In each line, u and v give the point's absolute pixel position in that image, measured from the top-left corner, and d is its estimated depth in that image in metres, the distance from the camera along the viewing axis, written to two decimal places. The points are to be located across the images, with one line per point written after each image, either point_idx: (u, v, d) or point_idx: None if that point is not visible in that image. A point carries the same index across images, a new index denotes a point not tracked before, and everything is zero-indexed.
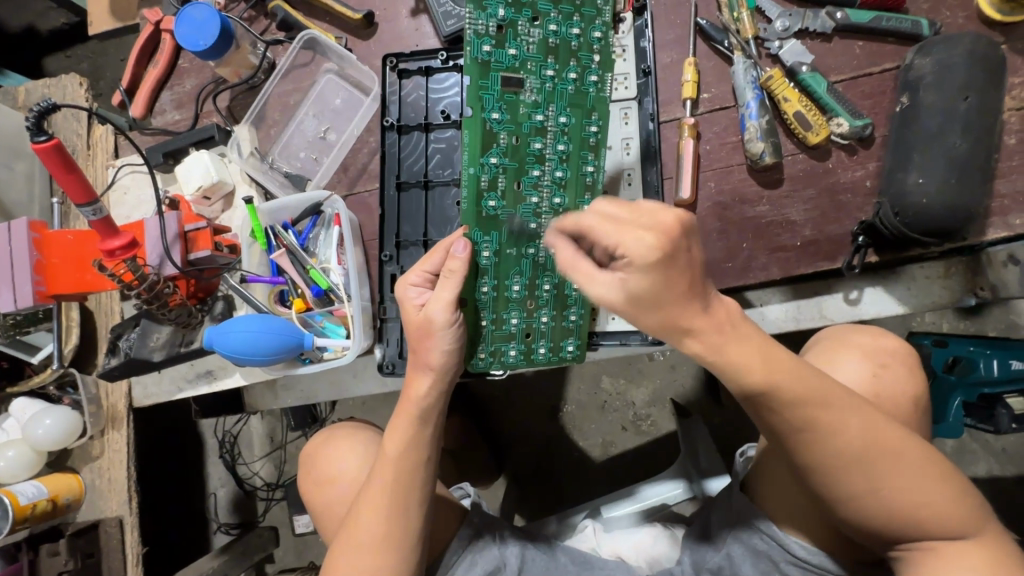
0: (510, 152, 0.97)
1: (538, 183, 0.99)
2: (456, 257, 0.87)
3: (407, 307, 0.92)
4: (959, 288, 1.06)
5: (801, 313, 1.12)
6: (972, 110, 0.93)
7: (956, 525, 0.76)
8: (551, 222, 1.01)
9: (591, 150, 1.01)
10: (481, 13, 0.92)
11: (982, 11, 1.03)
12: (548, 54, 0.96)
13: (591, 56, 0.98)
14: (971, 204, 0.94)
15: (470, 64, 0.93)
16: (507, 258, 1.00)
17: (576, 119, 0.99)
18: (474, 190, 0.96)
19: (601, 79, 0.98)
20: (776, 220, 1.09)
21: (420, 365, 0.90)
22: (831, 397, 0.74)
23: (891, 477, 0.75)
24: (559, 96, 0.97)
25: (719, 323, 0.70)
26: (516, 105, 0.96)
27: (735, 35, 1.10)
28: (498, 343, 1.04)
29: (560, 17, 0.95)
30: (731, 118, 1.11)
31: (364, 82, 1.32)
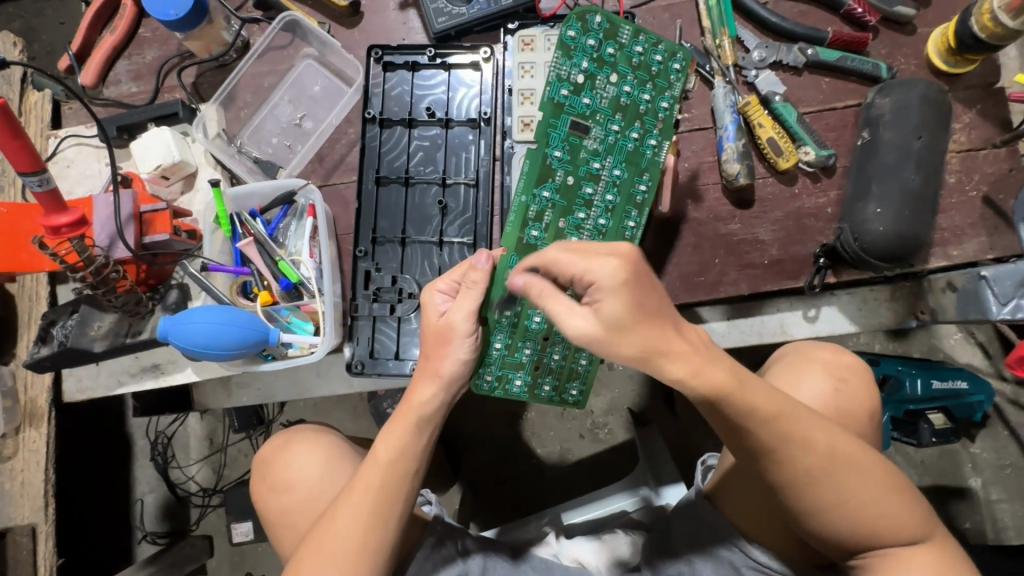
0: (562, 190, 1.03)
1: (581, 225, 1.04)
2: (479, 269, 0.85)
3: (429, 312, 0.89)
4: (902, 310, 1.15)
5: (764, 327, 1.18)
6: (923, 148, 1.02)
7: (913, 530, 0.82)
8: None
9: (635, 208, 1.05)
10: (566, 59, 1.00)
11: (932, 61, 1.14)
12: (616, 111, 1.02)
13: (655, 122, 1.04)
14: (921, 235, 1.02)
15: (545, 102, 1.01)
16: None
17: (629, 175, 1.04)
18: (522, 216, 1.02)
19: (659, 144, 1.04)
20: (746, 239, 1.15)
21: (427, 373, 0.88)
22: (796, 416, 0.79)
23: (865, 484, 0.80)
24: (618, 150, 1.03)
25: (693, 346, 0.73)
26: (576, 148, 1.02)
27: (717, 60, 1.16)
28: (507, 370, 1.05)
29: (635, 81, 1.02)
30: (709, 139, 1.17)
31: (346, 71, 1.28)
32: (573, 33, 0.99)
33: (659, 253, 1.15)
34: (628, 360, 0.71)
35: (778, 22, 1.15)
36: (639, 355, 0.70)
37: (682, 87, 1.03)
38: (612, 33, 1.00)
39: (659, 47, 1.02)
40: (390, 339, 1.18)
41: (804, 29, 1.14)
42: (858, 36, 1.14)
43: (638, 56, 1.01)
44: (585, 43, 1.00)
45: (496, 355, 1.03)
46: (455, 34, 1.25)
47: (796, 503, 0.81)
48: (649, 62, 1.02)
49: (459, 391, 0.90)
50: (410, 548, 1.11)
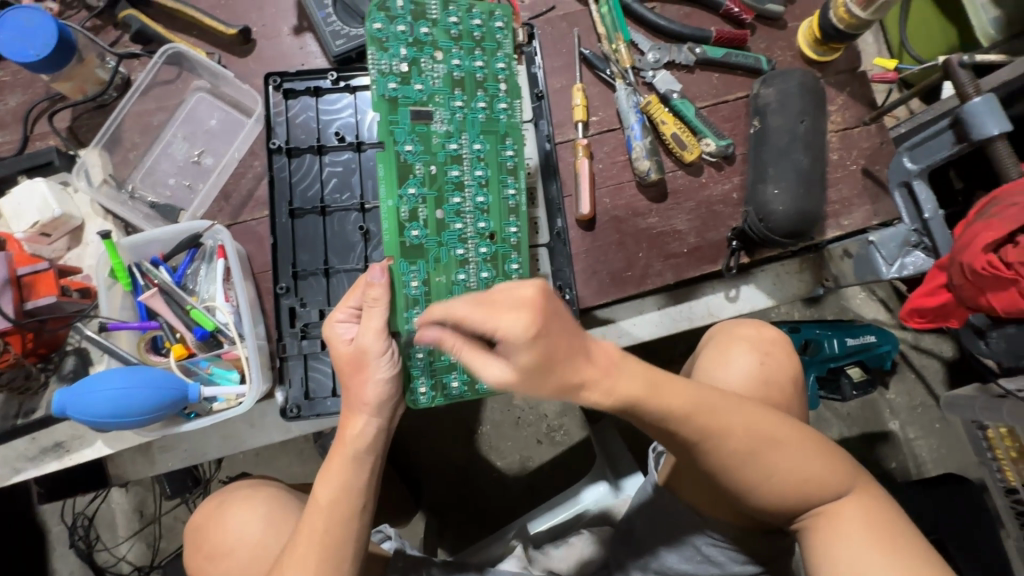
0: (429, 181, 0.87)
1: (461, 210, 0.88)
2: (376, 284, 0.79)
3: (335, 344, 0.83)
4: (810, 280, 1.26)
5: (692, 312, 1.24)
6: (807, 131, 1.11)
7: (839, 483, 0.88)
8: (479, 245, 0.90)
9: (510, 174, 0.92)
10: (382, 53, 0.86)
11: (803, 52, 1.25)
12: (454, 87, 0.89)
13: (497, 86, 0.92)
14: (817, 211, 1.11)
15: (376, 101, 0.86)
16: (435, 289, 0.88)
17: (491, 145, 0.91)
18: (394, 221, 0.86)
19: (510, 106, 0.91)
20: (665, 230, 1.20)
21: (355, 404, 0.83)
22: (711, 401, 0.86)
23: (786, 449, 0.87)
24: (471, 125, 0.90)
25: (602, 372, 0.77)
26: (426, 134, 0.87)
27: (615, 64, 1.21)
28: (440, 375, 0.93)
29: (462, 53, 0.90)
30: (619, 139, 1.21)
31: (243, 101, 1.21)
32: (379, 25, 0.86)
33: (586, 254, 1.19)
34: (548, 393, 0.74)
35: (667, 25, 1.21)
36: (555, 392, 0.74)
37: (511, 43, 0.92)
38: (420, 12, 0.88)
39: (471, 11, 0.90)
40: (325, 376, 1.12)
41: (690, 30, 1.22)
42: (737, 33, 1.22)
43: (456, 26, 0.89)
44: (396, 31, 0.87)
45: (418, 368, 0.90)
46: (356, 56, 1.22)
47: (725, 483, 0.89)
48: (467, 30, 0.90)
49: (393, 411, 0.87)
50: None
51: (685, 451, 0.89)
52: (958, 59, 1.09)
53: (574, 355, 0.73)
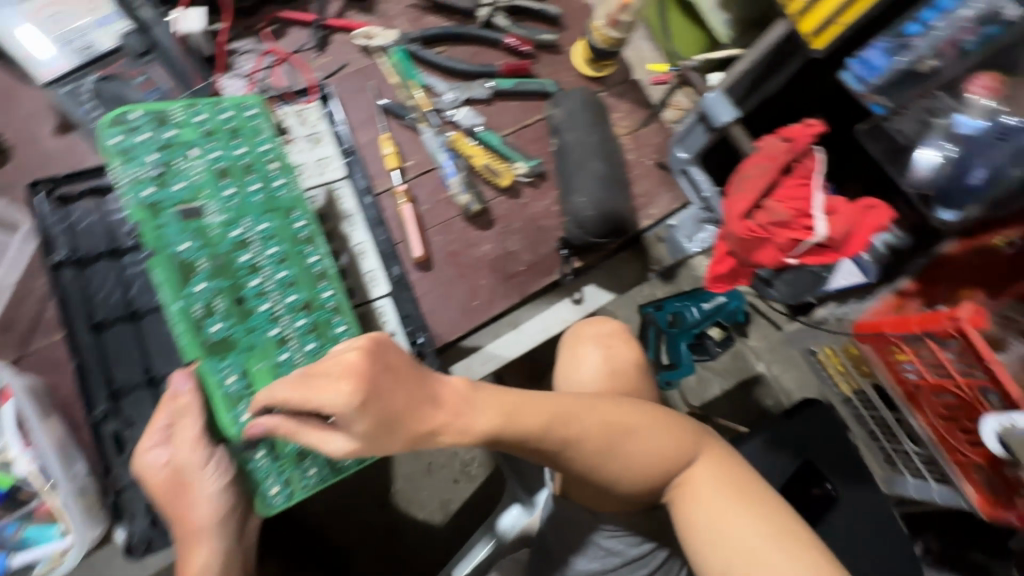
0: (218, 273, 0.86)
1: (263, 290, 0.88)
2: (183, 392, 0.80)
3: (147, 474, 0.81)
4: (640, 267, 1.37)
5: (547, 323, 1.31)
6: (597, 141, 1.23)
7: (690, 450, 0.94)
8: (295, 319, 0.89)
9: (307, 242, 0.93)
10: (128, 163, 0.85)
11: (584, 71, 1.39)
12: (220, 178, 0.91)
13: (268, 165, 0.94)
14: (624, 208, 1.22)
15: (134, 211, 0.84)
16: (258, 377, 0.85)
17: (277, 221, 0.92)
18: (188, 323, 0.82)
19: (288, 180, 0.94)
20: (500, 254, 1.25)
21: (188, 534, 0.80)
22: (562, 409, 0.89)
23: (639, 434, 0.92)
24: (249, 207, 0.90)
25: (452, 411, 0.79)
26: (201, 228, 0.87)
27: (415, 109, 1.26)
28: (291, 469, 0.85)
29: (219, 144, 0.92)
30: (437, 179, 1.25)
31: (11, 219, 1.08)
32: (117, 138, 0.86)
33: (431, 294, 1.21)
34: (398, 450, 0.75)
35: (456, 65, 1.29)
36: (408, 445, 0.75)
37: (269, 123, 0.95)
38: (161, 117, 0.90)
39: (219, 106, 0.94)
40: None
41: (476, 67, 1.30)
42: (520, 64, 1.33)
43: (204, 123, 0.92)
44: (139, 141, 0.87)
45: (261, 466, 0.84)
46: None
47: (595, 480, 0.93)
48: (218, 123, 0.93)
49: (240, 524, 0.85)
50: None
51: (553, 462, 0.91)
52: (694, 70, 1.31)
53: (418, 405, 0.75)
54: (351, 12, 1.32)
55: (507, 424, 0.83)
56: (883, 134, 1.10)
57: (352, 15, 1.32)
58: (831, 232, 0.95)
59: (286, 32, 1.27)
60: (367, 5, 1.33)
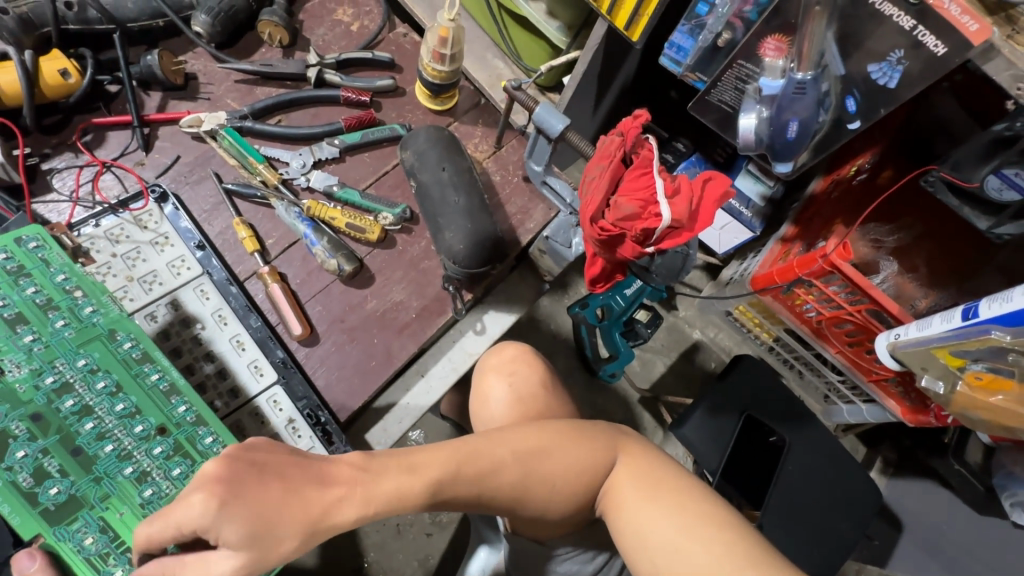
0: (41, 430, 0.85)
1: (105, 430, 0.89)
2: (31, 573, 0.78)
3: None
4: (534, 281, 1.38)
5: (453, 361, 1.28)
6: (452, 174, 1.23)
7: (606, 458, 0.95)
8: (151, 447, 0.91)
9: (142, 362, 0.94)
10: None
11: (430, 107, 1.40)
12: (14, 327, 0.88)
13: (72, 297, 0.93)
14: (495, 232, 1.22)
15: None
16: (121, 526, 0.86)
17: (100, 352, 0.92)
18: (16, 498, 0.81)
19: (99, 305, 0.94)
20: (388, 307, 1.23)
21: None
22: (473, 451, 0.83)
23: (553, 457, 0.90)
24: (60, 349, 0.90)
25: (349, 485, 0.67)
26: (7, 389, 0.85)
27: (263, 185, 1.21)
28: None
29: (3, 289, 0.89)
30: (303, 249, 1.22)
31: None
32: None
33: (327, 366, 1.17)
34: (296, 550, 0.63)
35: (296, 131, 1.25)
36: (302, 538, 0.63)
37: (59, 253, 0.94)
38: None
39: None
40: None
41: (319, 128, 1.27)
42: (363, 114, 1.31)
43: None
44: None
45: None
46: None
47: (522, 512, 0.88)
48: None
49: None
50: None
51: (474, 506, 0.84)
52: (511, 83, 1.16)
53: (298, 490, 0.64)
54: (174, 101, 1.27)
55: (415, 483, 0.72)
56: (709, 106, 1.18)
57: (175, 104, 1.26)
58: (677, 215, 0.97)
59: (105, 137, 1.20)
60: (190, 90, 1.28)
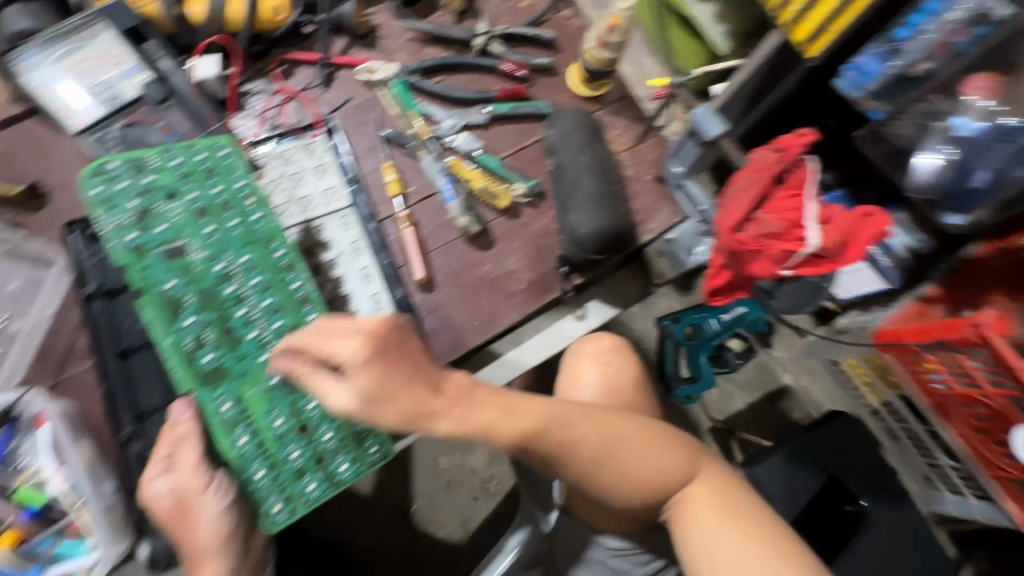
0: (205, 305, 0.94)
1: (251, 318, 0.96)
2: (182, 420, 0.87)
3: (154, 503, 0.86)
4: (643, 281, 1.37)
5: (549, 339, 1.32)
6: (590, 160, 1.25)
7: (687, 470, 0.92)
8: (284, 344, 0.97)
9: (288, 269, 1.00)
10: (111, 211, 0.93)
11: (581, 92, 1.42)
12: (199, 217, 0.98)
13: (245, 201, 1.01)
14: (619, 224, 1.24)
15: (120, 255, 0.92)
16: (252, 401, 0.92)
17: (258, 252, 0.99)
18: (180, 357, 0.91)
19: (263, 211, 1.01)
20: (502, 273, 1.28)
21: (197, 555, 0.85)
22: (565, 418, 0.84)
23: (637, 452, 0.89)
24: (230, 241, 0.98)
25: (456, 400, 0.73)
26: (186, 265, 0.95)
27: (416, 137, 1.31)
28: (291, 486, 0.92)
29: (195, 184, 0.99)
30: (438, 201, 1.30)
31: (45, 256, 1.16)
32: (97, 190, 0.93)
33: (436, 314, 1.24)
34: (390, 429, 0.70)
35: (453, 93, 1.34)
36: (402, 422, 0.70)
37: (242, 162, 1.02)
38: (139, 166, 0.97)
39: (193, 150, 1.01)
40: None
41: (474, 94, 1.35)
42: (516, 88, 1.37)
43: (180, 166, 0.99)
44: (118, 189, 0.94)
45: (260, 486, 0.90)
46: None
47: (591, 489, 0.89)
48: (193, 166, 1.00)
49: (243, 542, 0.88)
50: None
51: (549, 469, 0.86)
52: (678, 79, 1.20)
53: (425, 382, 0.71)
54: (356, 49, 1.39)
55: (505, 423, 0.76)
56: (880, 139, 1.09)
57: (356, 52, 1.39)
58: (825, 242, 0.93)
59: (295, 71, 1.35)
60: (370, 41, 1.40)
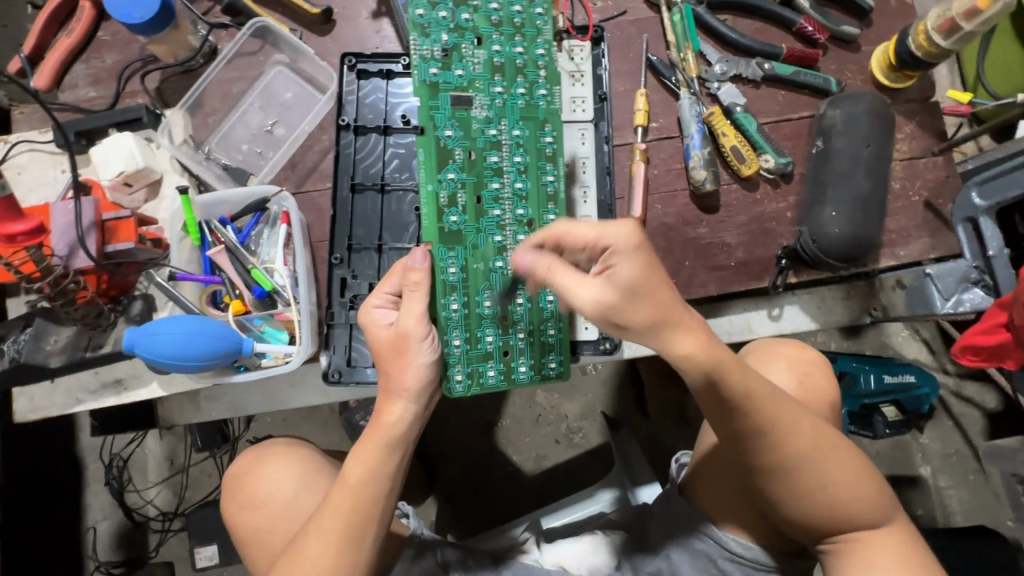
0: (467, 168, 1.00)
1: (499, 196, 1.01)
2: (417, 268, 0.92)
3: (377, 329, 0.94)
4: (857, 307, 1.24)
5: (733, 327, 1.23)
6: (872, 156, 1.09)
7: (875, 515, 0.87)
8: (518, 232, 1.03)
9: (548, 161, 1.04)
10: (426, 39, 0.99)
11: (877, 79, 1.23)
12: (494, 73, 1.01)
13: (537, 72, 1.03)
14: (873, 237, 1.09)
15: (419, 87, 0.98)
16: (473, 273, 1.01)
17: (530, 131, 1.03)
18: (434, 206, 0.99)
19: (549, 92, 1.03)
20: (714, 242, 1.20)
21: (395, 390, 0.91)
22: (781, 406, 0.82)
23: (835, 473, 0.85)
24: (510, 110, 1.01)
25: (694, 327, 0.76)
26: (467, 120, 1.00)
27: (682, 72, 1.22)
28: (476, 364, 1.03)
29: (502, 38, 1.01)
30: (677, 147, 1.22)
31: (317, 78, 1.26)
32: (422, 11, 0.98)
33: None
34: (637, 328, 0.73)
35: (737, 38, 1.21)
36: (648, 324, 0.73)
37: (549, 29, 1.03)
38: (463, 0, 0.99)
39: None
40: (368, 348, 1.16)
41: (760, 45, 1.21)
42: (809, 52, 1.21)
43: (497, 13, 1.00)
44: (438, 17, 0.99)
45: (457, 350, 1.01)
46: None
47: (767, 486, 0.85)
48: (509, 18, 1.01)
49: (430, 397, 0.94)
50: (391, 553, 1.17)
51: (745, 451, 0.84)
52: None
53: (671, 300, 0.74)
54: None
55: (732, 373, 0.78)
56: None
57: None
58: None
59: None
60: None
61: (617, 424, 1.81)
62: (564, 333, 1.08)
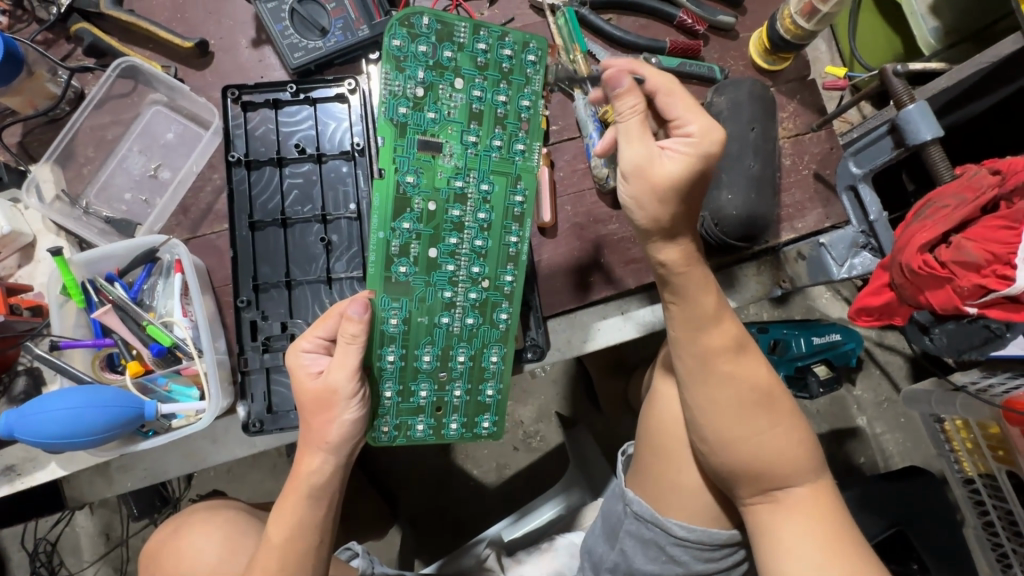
0: (424, 219, 1.00)
1: (455, 251, 1.01)
2: (354, 320, 0.88)
3: (305, 378, 0.90)
4: (768, 281, 1.26)
5: (655, 315, 1.25)
6: (757, 138, 1.14)
7: (807, 470, 0.92)
8: (469, 290, 1.03)
9: (515, 220, 1.03)
10: (399, 74, 0.96)
11: (756, 63, 1.29)
12: (470, 119, 0.99)
13: (518, 123, 1.02)
14: (768, 215, 1.14)
15: (385, 125, 0.97)
16: (416, 324, 1.01)
17: (501, 187, 1.02)
18: (384, 254, 0.99)
19: (528, 148, 1.02)
20: (626, 236, 1.22)
21: (313, 442, 0.89)
22: (746, 349, 0.94)
23: (781, 418, 0.92)
24: (482, 162, 1.00)
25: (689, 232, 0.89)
26: (434, 168, 0.99)
27: (573, 74, 1.18)
28: (404, 417, 1.05)
29: (485, 83, 0.99)
30: (578, 147, 1.24)
31: (200, 115, 1.20)
32: (400, 43, 0.95)
33: (550, 262, 1.21)
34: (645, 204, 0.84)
35: (622, 36, 1.24)
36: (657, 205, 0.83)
37: (539, 80, 1.01)
38: (447, 33, 0.97)
39: (505, 41, 0.99)
40: (287, 391, 1.11)
41: (645, 40, 1.24)
42: (691, 44, 1.25)
43: (484, 55, 0.98)
44: (416, 51, 0.96)
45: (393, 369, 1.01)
46: (315, 69, 1.21)
47: (717, 418, 0.91)
48: (498, 61, 0.99)
49: (351, 451, 0.93)
50: None
51: (710, 382, 0.92)
52: (893, 68, 1.16)
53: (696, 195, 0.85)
54: None
55: (710, 296, 0.91)
56: None
57: None
58: None
59: None
60: None
61: (570, 422, 1.81)
62: (501, 395, 1.08)
